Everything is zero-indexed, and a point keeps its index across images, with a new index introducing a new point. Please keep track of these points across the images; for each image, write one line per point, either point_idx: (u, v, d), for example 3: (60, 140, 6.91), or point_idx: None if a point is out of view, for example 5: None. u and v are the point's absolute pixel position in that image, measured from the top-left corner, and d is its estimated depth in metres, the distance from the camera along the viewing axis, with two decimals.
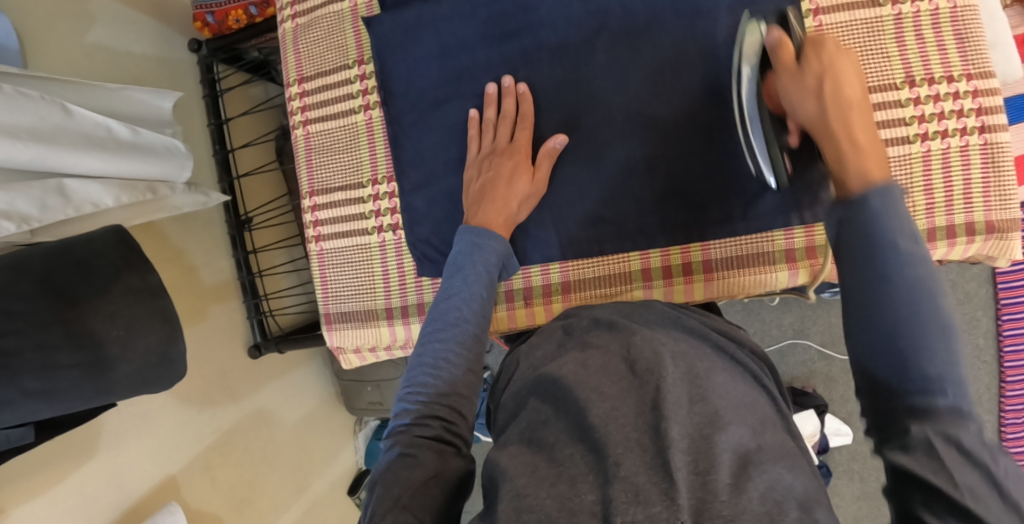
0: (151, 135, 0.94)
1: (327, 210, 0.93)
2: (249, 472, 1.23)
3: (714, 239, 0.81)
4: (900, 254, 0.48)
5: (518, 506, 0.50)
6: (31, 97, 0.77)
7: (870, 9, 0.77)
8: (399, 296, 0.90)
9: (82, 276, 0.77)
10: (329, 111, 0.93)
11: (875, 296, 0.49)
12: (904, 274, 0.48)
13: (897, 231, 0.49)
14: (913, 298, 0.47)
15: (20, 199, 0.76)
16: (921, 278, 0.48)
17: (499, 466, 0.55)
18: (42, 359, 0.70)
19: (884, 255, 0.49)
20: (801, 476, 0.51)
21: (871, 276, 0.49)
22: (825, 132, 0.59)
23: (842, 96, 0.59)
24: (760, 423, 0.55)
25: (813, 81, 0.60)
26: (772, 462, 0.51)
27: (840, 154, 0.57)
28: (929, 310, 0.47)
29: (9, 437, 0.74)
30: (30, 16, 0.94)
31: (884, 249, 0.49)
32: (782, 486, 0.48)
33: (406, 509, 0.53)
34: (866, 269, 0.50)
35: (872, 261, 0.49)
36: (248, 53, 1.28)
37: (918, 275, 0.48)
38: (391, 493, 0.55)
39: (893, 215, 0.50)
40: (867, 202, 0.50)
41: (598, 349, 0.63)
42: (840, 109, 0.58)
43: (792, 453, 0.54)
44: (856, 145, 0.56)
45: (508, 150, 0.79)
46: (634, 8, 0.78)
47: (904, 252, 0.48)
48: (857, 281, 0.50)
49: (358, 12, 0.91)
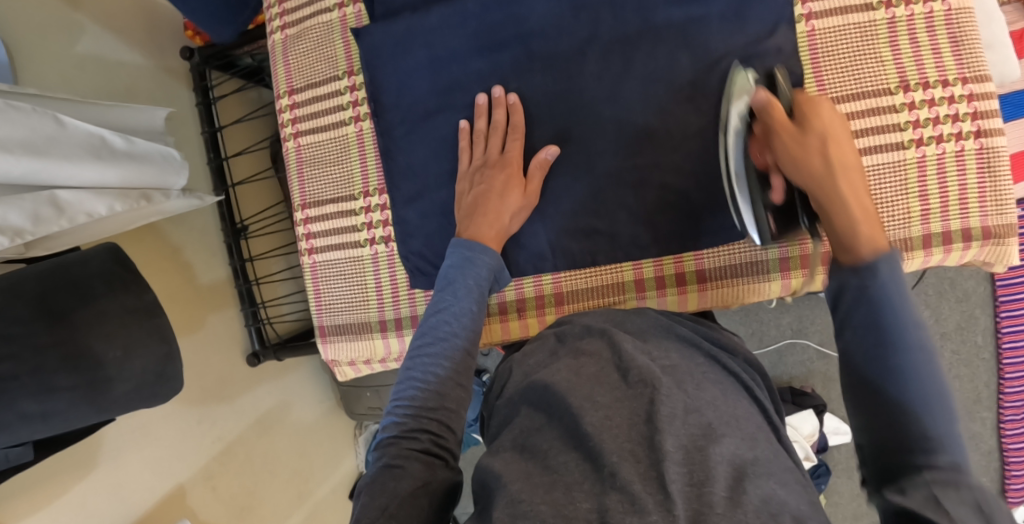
0: (147, 144, 0.94)
1: (319, 222, 0.92)
2: (250, 479, 1.24)
3: (708, 248, 0.80)
4: (903, 324, 0.49)
5: (512, 511, 0.49)
6: (23, 110, 0.77)
7: (864, 13, 0.76)
8: (392, 308, 0.90)
9: (77, 300, 0.77)
10: (319, 123, 0.92)
11: (882, 355, 0.49)
12: (906, 340, 0.49)
13: (899, 291, 0.50)
14: (917, 362, 0.48)
15: (11, 212, 0.75)
16: (922, 344, 0.49)
17: (492, 471, 0.55)
18: (38, 383, 0.70)
19: (886, 309, 0.50)
20: (793, 493, 0.50)
21: (870, 328, 0.50)
22: (827, 197, 0.59)
23: (843, 161, 0.60)
24: (750, 437, 0.54)
25: (813, 143, 0.60)
26: (765, 476, 0.50)
27: (847, 221, 0.56)
28: (930, 375, 0.48)
29: (9, 456, 0.74)
30: (18, 31, 0.93)
31: (888, 314, 0.50)
32: (775, 501, 0.48)
33: (393, 519, 0.54)
34: (865, 321, 0.50)
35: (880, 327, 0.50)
36: (241, 60, 1.24)
37: (921, 341, 0.49)
38: (376, 504, 0.55)
39: (897, 282, 0.50)
40: (876, 268, 0.51)
41: (590, 357, 0.63)
42: (843, 172, 0.59)
43: (783, 466, 0.53)
44: (857, 210, 0.56)
45: (499, 162, 0.79)
46: (624, 17, 0.77)
47: (907, 322, 0.49)
48: (861, 351, 0.50)
49: (347, 22, 0.90)
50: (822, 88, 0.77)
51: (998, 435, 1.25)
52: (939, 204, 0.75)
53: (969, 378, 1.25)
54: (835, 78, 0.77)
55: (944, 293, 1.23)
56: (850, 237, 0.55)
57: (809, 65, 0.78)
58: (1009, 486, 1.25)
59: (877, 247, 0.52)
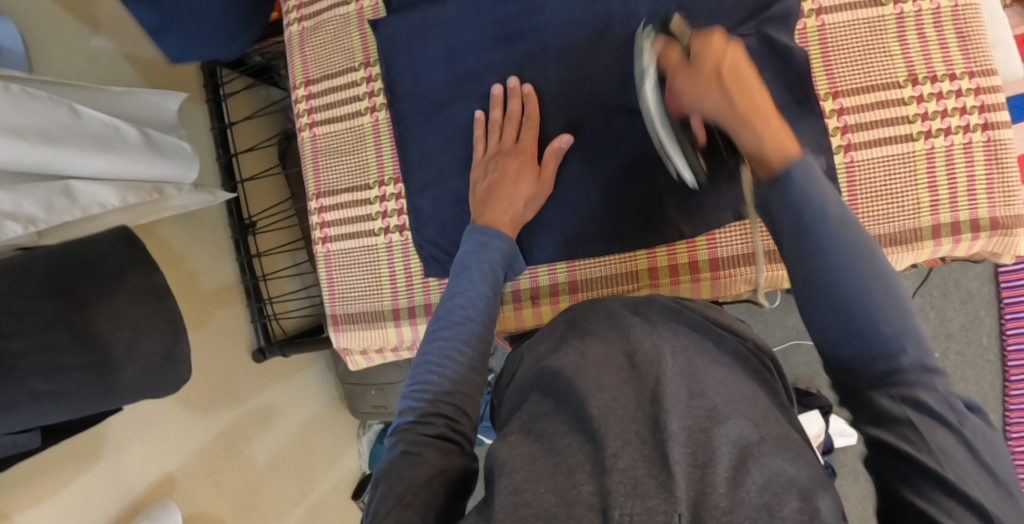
0: (161, 137, 0.96)
1: (334, 211, 0.93)
2: (253, 476, 1.23)
3: (722, 235, 0.82)
4: (829, 230, 0.52)
5: (516, 499, 0.50)
6: (39, 97, 0.77)
7: (873, 8, 0.78)
8: (405, 297, 0.91)
9: (87, 276, 0.77)
10: (335, 114, 0.93)
11: (816, 272, 0.52)
12: (834, 241, 0.51)
13: (816, 188, 0.53)
14: (850, 258, 0.51)
15: (26, 201, 0.75)
16: (853, 242, 0.51)
17: (496, 461, 0.56)
18: (48, 360, 0.70)
19: (811, 212, 0.52)
20: (803, 464, 0.51)
21: (801, 232, 0.53)
22: (735, 120, 0.61)
23: (739, 83, 0.62)
24: (761, 415, 0.54)
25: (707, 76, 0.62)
26: (773, 454, 0.50)
27: (758, 138, 0.58)
28: (866, 274, 0.50)
29: (17, 442, 0.73)
30: (34, 20, 0.94)
31: (812, 225, 0.52)
32: (782, 478, 0.48)
33: (408, 508, 0.53)
34: (796, 226, 0.53)
35: (808, 233, 0.52)
36: (251, 57, 1.24)
37: (849, 240, 0.51)
38: (393, 490, 0.55)
39: (813, 188, 0.53)
40: (791, 176, 0.54)
41: (599, 339, 0.64)
42: (743, 94, 0.61)
43: (795, 443, 0.53)
44: (763, 121, 0.59)
45: (515, 149, 0.80)
46: (638, 9, 0.79)
47: (832, 218, 0.52)
48: (791, 260, 0.54)
49: (363, 15, 0.92)
50: (832, 80, 0.79)
51: (1003, 436, 1.25)
52: (950, 193, 0.76)
53: (974, 379, 1.25)
54: (845, 72, 0.78)
55: (949, 294, 1.24)
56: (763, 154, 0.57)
57: (820, 58, 0.79)
58: None
59: (788, 153, 0.55)
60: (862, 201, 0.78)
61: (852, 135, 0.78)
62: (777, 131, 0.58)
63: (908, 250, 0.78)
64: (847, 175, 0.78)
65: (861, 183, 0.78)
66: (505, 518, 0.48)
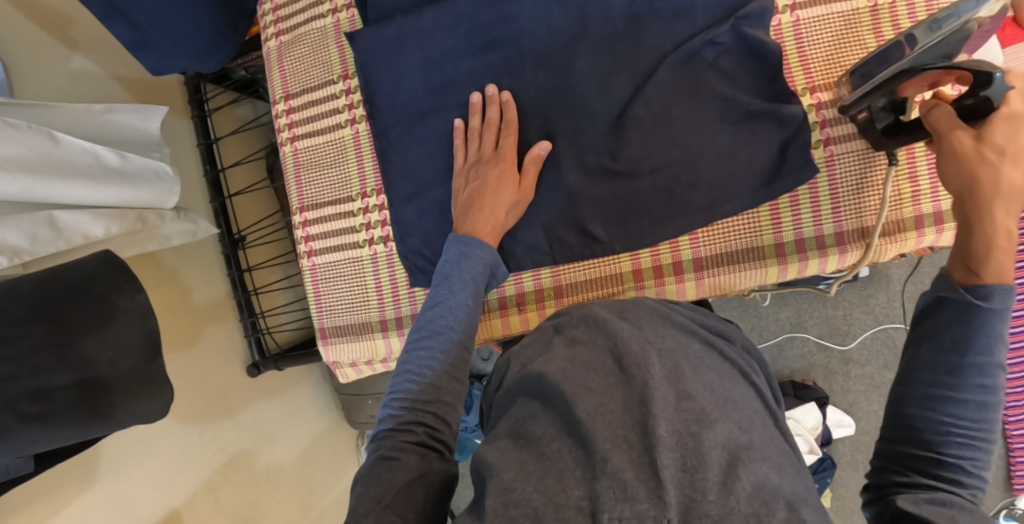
0: (140, 160, 0.93)
1: (317, 224, 0.94)
2: (253, 491, 1.23)
3: (703, 234, 0.83)
4: (979, 367, 0.55)
5: (505, 500, 0.50)
6: (18, 126, 0.77)
7: (846, 2, 0.79)
8: (392, 308, 0.91)
9: (71, 299, 0.76)
10: (316, 127, 0.94)
11: (946, 384, 0.55)
12: (982, 376, 0.55)
13: (995, 324, 0.55)
14: (983, 395, 0.55)
15: (10, 232, 0.76)
16: (994, 387, 0.55)
17: (487, 462, 0.55)
18: (34, 383, 0.70)
19: (979, 340, 0.55)
20: (787, 476, 0.51)
21: (950, 348, 0.56)
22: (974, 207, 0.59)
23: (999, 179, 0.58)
24: (747, 420, 0.55)
25: (975, 143, 0.61)
26: (759, 460, 0.51)
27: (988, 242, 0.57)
28: (985, 416, 0.54)
29: (9, 468, 0.73)
30: (12, 44, 0.94)
31: (974, 356, 0.55)
32: (768, 486, 0.49)
33: (388, 510, 0.54)
34: (952, 339, 0.56)
35: (973, 353, 0.55)
36: (235, 71, 1.25)
37: (993, 385, 0.55)
38: (374, 493, 0.56)
39: (991, 325, 0.55)
40: (989, 302, 0.55)
41: (585, 345, 0.64)
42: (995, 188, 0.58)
43: (779, 450, 0.54)
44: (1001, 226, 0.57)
45: (494, 157, 0.80)
46: (612, 12, 0.79)
47: (988, 358, 0.55)
48: (931, 368, 0.57)
49: (341, 27, 0.93)
50: (808, 76, 0.80)
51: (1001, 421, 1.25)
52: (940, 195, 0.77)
53: None
54: (821, 67, 0.79)
55: None
56: (980, 252, 0.57)
57: (795, 53, 0.80)
58: (1015, 473, 1.24)
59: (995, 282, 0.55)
60: (844, 198, 0.79)
61: (831, 129, 0.79)
62: (1006, 249, 0.56)
63: (893, 242, 0.78)
64: (828, 169, 0.79)
65: (841, 177, 0.78)
66: (495, 518, 0.49)
